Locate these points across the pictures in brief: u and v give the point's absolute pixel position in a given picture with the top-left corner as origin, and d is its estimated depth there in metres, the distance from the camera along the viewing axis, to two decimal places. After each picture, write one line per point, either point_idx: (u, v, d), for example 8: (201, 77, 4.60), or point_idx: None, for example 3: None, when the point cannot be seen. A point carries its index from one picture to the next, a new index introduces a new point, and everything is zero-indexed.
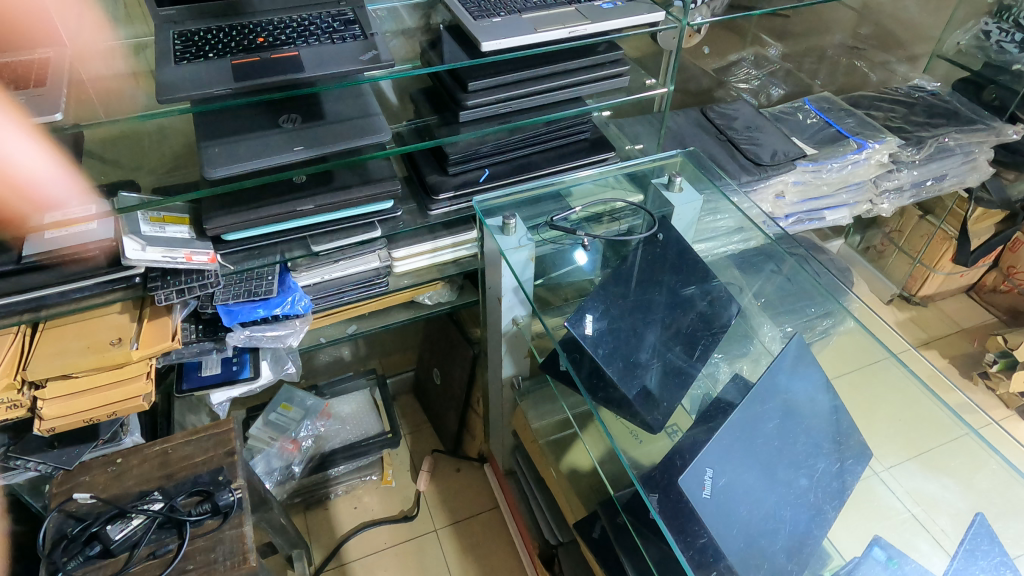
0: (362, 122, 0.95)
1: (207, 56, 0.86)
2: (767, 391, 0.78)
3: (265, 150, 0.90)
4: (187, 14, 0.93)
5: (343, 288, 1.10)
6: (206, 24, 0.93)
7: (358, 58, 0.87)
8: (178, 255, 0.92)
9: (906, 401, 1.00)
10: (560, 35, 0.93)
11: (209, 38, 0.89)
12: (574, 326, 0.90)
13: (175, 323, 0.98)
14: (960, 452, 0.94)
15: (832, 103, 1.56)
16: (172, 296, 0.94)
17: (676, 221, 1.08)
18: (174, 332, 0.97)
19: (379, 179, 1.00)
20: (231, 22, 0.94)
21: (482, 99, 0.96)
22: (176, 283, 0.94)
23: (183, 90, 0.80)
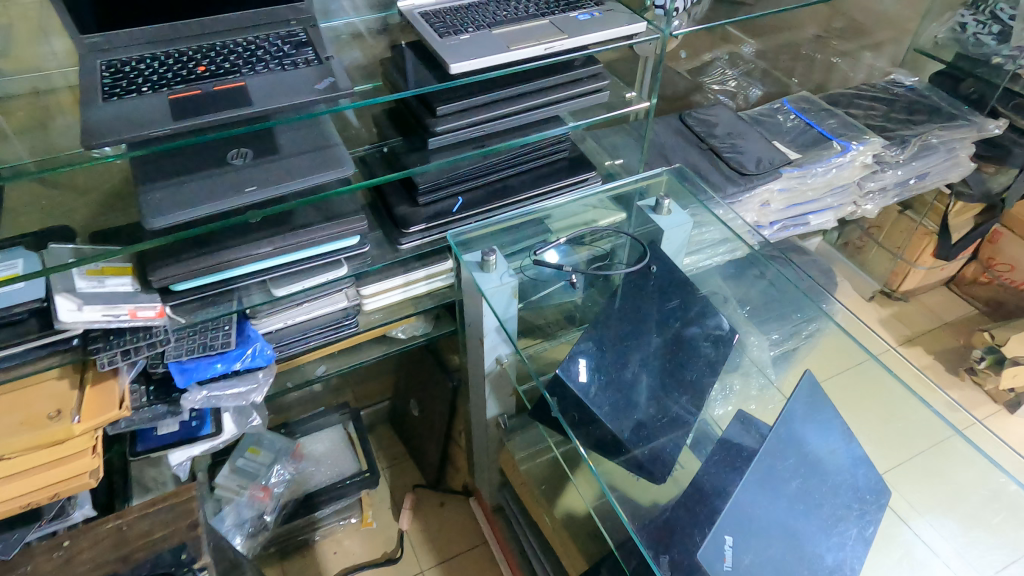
0: (322, 155, 0.86)
1: (140, 90, 0.76)
2: (783, 444, 0.72)
3: (214, 194, 0.80)
4: (114, 41, 0.82)
5: (309, 332, 1.01)
6: (138, 51, 0.82)
7: (314, 86, 0.78)
8: (121, 313, 0.82)
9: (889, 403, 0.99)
10: (535, 52, 0.85)
11: (141, 69, 0.79)
12: (567, 376, 0.84)
13: (123, 386, 0.88)
14: (946, 455, 0.93)
15: (811, 103, 1.51)
16: (118, 357, 0.84)
17: (665, 246, 1.02)
18: (123, 398, 0.87)
19: (344, 214, 0.92)
20: (166, 48, 0.83)
21: (453, 124, 0.87)
22: (121, 343, 0.84)
23: (112, 133, 0.70)
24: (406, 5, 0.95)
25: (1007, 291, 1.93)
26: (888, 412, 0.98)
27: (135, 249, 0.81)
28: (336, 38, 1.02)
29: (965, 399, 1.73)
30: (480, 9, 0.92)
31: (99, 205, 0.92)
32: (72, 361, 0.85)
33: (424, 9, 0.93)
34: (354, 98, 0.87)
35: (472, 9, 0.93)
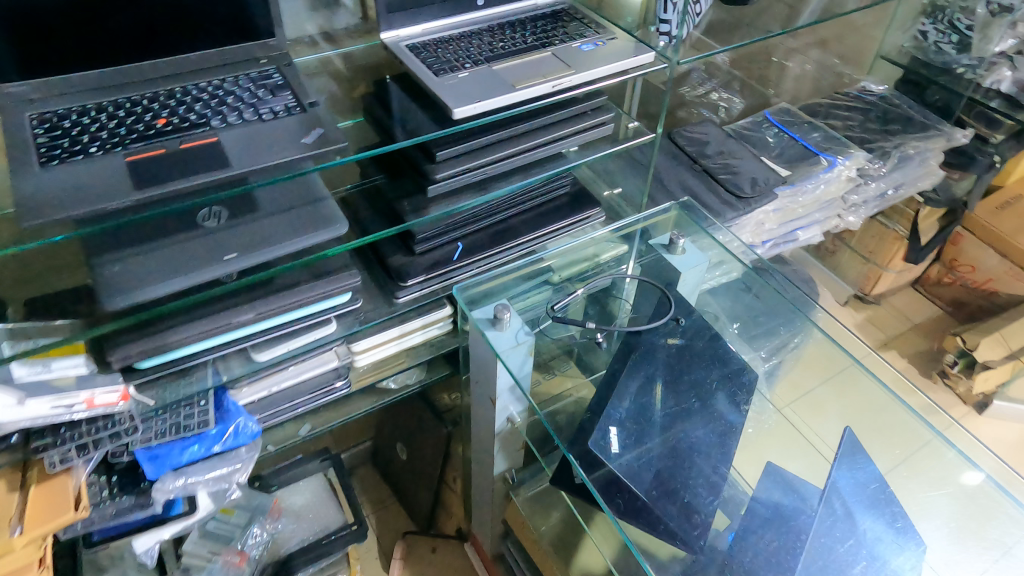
0: (310, 211, 0.77)
1: (89, 151, 0.66)
2: (844, 527, 0.76)
3: (185, 265, 0.70)
4: (48, 88, 0.71)
5: (298, 398, 0.92)
6: (82, 101, 0.72)
7: (299, 139, 0.69)
8: (76, 402, 0.71)
9: (873, 408, 0.96)
10: (543, 90, 0.77)
11: (88, 124, 0.69)
12: (600, 449, 0.75)
13: (78, 482, 0.76)
14: (933, 458, 0.89)
15: (793, 116, 1.49)
16: (71, 454, 0.74)
17: (682, 287, 0.98)
18: (78, 497, 0.75)
19: (335, 271, 0.84)
20: (116, 96, 0.73)
21: (454, 170, 0.79)
22: (75, 435, 0.75)
23: (60, 209, 0.60)
24: (390, 36, 0.85)
25: (969, 291, 1.97)
26: (874, 419, 0.95)
27: (96, 332, 0.71)
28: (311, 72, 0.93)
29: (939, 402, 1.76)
30: (476, 41, 0.85)
31: (32, 269, 0.80)
32: (12, 460, 0.74)
33: (413, 40, 0.84)
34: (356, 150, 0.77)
35: (465, 40, 0.85)
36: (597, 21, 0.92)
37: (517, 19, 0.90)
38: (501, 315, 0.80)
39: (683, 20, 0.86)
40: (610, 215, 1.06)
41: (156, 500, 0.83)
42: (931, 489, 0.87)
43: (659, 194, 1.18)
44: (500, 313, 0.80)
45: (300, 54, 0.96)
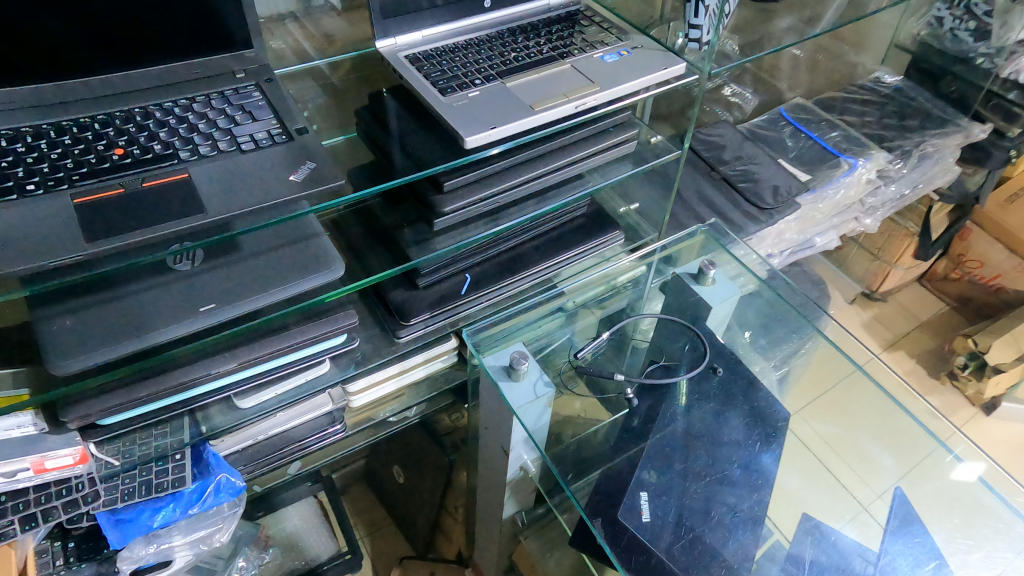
0: (302, 250, 0.67)
1: (25, 190, 0.55)
2: None
3: (149, 320, 0.61)
4: None
5: (285, 446, 0.83)
6: (17, 124, 0.61)
7: (288, 177, 0.59)
8: (21, 469, 0.63)
9: (875, 421, 0.91)
10: (566, 111, 0.68)
11: (24, 154, 0.58)
12: (629, 514, 0.71)
13: (22, 552, 0.69)
14: (939, 471, 0.85)
15: (810, 113, 1.42)
16: (13, 527, 0.65)
17: (710, 320, 0.89)
18: (20, 569, 0.68)
19: (327, 312, 0.76)
20: (62, 117, 0.63)
21: (462, 202, 0.71)
22: (21, 505, 0.66)
23: None
24: (386, 44, 0.75)
25: (976, 287, 1.91)
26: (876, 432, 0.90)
27: (51, 396, 0.62)
28: (300, 88, 0.85)
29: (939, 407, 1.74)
30: (484, 52, 0.75)
31: None
32: None
33: (412, 51, 0.74)
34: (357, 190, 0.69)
35: (472, 50, 0.75)
36: (617, 24, 0.82)
37: (527, 24, 0.81)
38: (518, 365, 0.70)
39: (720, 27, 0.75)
40: (628, 237, 0.99)
41: (122, 570, 0.76)
42: (941, 505, 0.82)
43: (675, 205, 1.10)
44: (516, 362, 0.70)
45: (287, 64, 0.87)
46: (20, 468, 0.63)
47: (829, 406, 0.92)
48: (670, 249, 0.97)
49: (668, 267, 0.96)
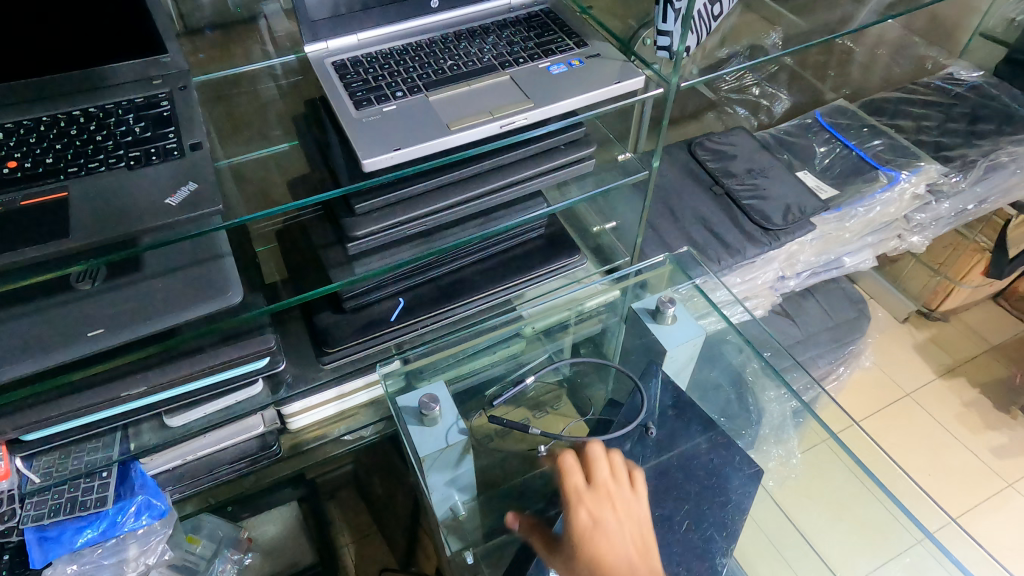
0: (202, 277, 0.66)
1: None
2: None
3: (39, 344, 0.59)
4: None
5: (213, 469, 0.82)
6: None
7: (164, 200, 0.57)
8: None
9: (858, 494, 0.83)
10: (488, 131, 0.61)
11: None
12: None
13: None
14: (921, 565, 0.76)
15: (851, 117, 1.28)
16: None
17: (669, 365, 0.80)
18: None
19: (245, 333, 0.73)
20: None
21: (377, 226, 0.65)
22: None
23: None
24: (316, 49, 0.69)
25: None
26: (859, 507, 0.82)
27: None
28: (252, 98, 0.82)
29: (988, 462, 1.42)
30: (420, 58, 0.68)
31: None
32: None
33: (341, 57, 0.69)
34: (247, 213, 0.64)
35: (409, 56, 0.69)
36: (581, 28, 0.73)
37: (479, 27, 0.73)
38: (427, 409, 0.69)
39: (686, 32, 0.65)
40: (598, 257, 0.92)
41: None
42: None
43: (668, 224, 1.02)
44: (426, 407, 0.69)
45: (243, 70, 0.84)
46: None
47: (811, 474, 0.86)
48: (638, 275, 0.88)
49: (642, 293, 0.86)
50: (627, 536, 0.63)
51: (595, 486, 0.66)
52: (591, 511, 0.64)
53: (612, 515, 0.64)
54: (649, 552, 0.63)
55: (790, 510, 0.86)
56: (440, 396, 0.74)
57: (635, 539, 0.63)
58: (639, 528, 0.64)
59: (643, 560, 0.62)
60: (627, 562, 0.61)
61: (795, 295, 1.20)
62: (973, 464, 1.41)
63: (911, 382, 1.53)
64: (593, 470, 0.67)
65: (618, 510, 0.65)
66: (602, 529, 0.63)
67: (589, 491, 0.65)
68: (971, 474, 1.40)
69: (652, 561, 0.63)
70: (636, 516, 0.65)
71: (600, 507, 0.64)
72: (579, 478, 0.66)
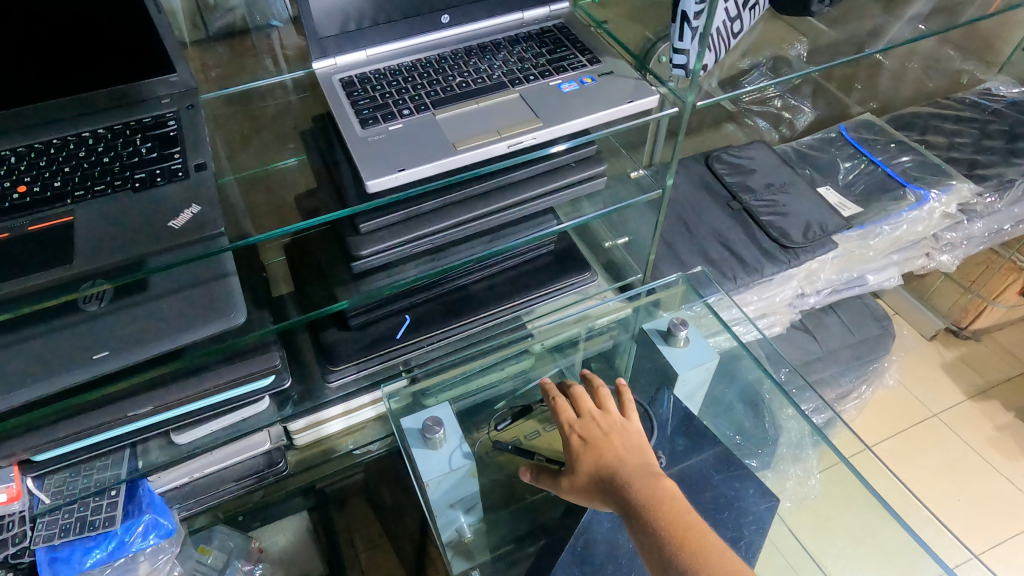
0: (208, 297, 0.66)
1: None
2: None
3: (46, 367, 0.60)
4: None
5: (221, 485, 0.83)
6: None
7: (168, 223, 0.57)
8: None
9: (872, 524, 0.77)
10: (494, 152, 0.60)
11: None
12: None
13: None
14: None
15: (877, 132, 1.25)
16: None
17: (682, 387, 0.79)
18: None
19: (251, 352, 0.72)
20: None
21: (381, 244, 0.65)
22: None
23: None
24: (324, 65, 0.69)
25: None
26: (873, 536, 0.77)
27: None
28: (264, 113, 0.82)
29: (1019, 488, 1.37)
30: (429, 75, 0.67)
31: None
32: None
33: (350, 73, 0.68)
34: (255, 236, 0.63)
35: (418, 73, 0.68)
36: (592, 44, 0.72)
37: (489, 43, 0.72)
38: (431, 434, 0.68)
39: (702, 50, 0.65)
40: (610, 275, 0.89)
41: None
42: None
43: (684, 240, 1.01)
44: (429, 432, 0.68)
45: (256, 84, 0.85)
46: None
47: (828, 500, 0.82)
48: (651, 295, 0.86)
49: (655, 312, 0.85)
50: (621, 446, 0.64)
51: (584, 414, 0.67)
52: (582, 434, 0.65)
53: (604, 432, 0.65)
54: (646, 457, 0.64)
55: (806, 535, 0.83)
56: (443, 419, 0.72)
57: (628, 448, 0.64)
58: (633, 437, 0.65)
59: (639, 462, 0.63)
60: (623, 469, 0.62)
61: (817, 313, 1.17)
62: (1008, 496, 1.36)
63: (938, 403, 1.48)
64: (580, 400, 0.69)
65: (609, 426, 0.66)
66: (595, 446, 0.64)
67: (578, 420, 0.67)
68: (1005, 504, 1.35)
69: (651, 463, 0.63)
70: (629, 428, 0.66)
71: (591, 428, 0.66)
72: (567, 411, 0.67)
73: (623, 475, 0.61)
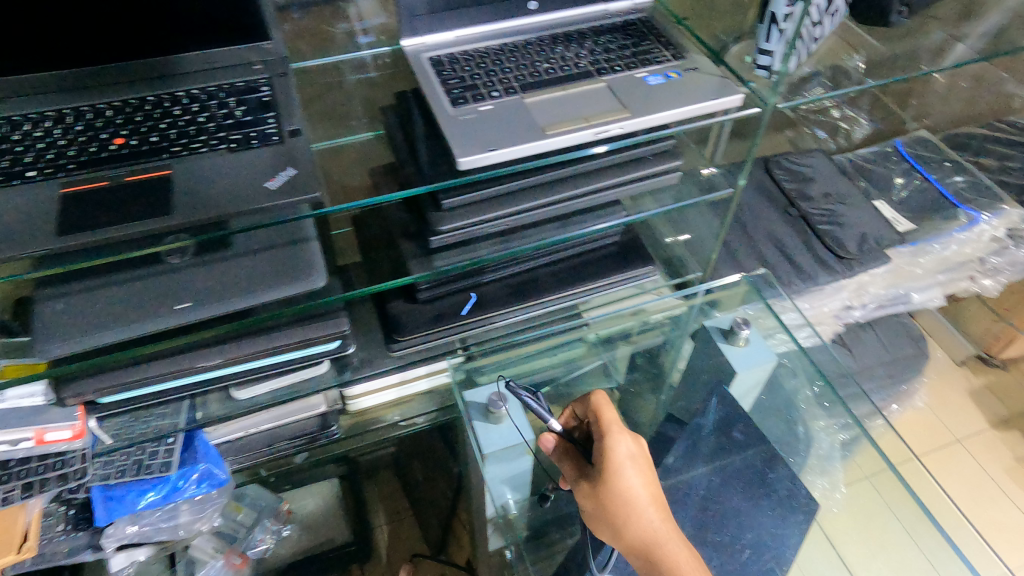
0: (286, 258, 0.68)
1: (27, 176, 0.57)
2: None
3: (128, 314, 0.62)
4: (10, 91, 0.62)
5: (274, 444, 0.86)
6: (39, 107, 0.63)
7: (264, 183, 0.59)
8: (23, 438, 0.65)
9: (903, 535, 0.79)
10: (583, 138, 0.61)
11: (38, 140, 0.60)
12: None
13: (31, 515, 0.71)
14: None
15: (933, 150, 1.24)
16: (15, 493, 0.67)
17: (738, 387, 0.83)
18: (26, 535, 0.70)
19: (319, 316, 0.75)
20: (68, 103, 0.64)
21: (461, 222, 0.66)
22: (22, 473, 0.68)
23: None
24: (413, 43, 0.70)
25: None
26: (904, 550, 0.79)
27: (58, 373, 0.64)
28: (340, 86, 0.84)
29: None
30: (516, 59, 0.68)
31: None
32: None
33: (438, 53, 0.69)
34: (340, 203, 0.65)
35: (506, 56, 0.69)
36: (677, 40, 0.73)
37: (574, 32, 0.73)
38: (495, 407, 0.77)
39: (791, 51, 0.63)
40: (668, 270, 0.91)
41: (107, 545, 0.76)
42: None
43: (737, 245, 1.02)
44: (494, 405, 0.77)
45: (336, 56, 0.86)
46: (23, 437, 0.65)
47: (861, 515, 0.83)
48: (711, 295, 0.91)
49: (711, 311, 0.90)
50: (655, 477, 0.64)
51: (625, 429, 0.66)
52: (631, 447, 0.64)
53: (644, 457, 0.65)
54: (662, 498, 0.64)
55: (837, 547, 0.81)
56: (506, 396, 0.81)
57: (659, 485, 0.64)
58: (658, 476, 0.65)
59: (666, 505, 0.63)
60: (656, 499, 0.62)
61: (855, 326, 1.15)
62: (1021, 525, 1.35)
63: (963, 429, 1.48)
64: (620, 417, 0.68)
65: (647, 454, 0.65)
66: (641, 467, 0.63)
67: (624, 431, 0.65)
68: (1018, 532, 1.34)
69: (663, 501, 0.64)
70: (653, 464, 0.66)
71: (637, 447, 0.64)
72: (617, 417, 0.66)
73: (660, 508, 0.61)
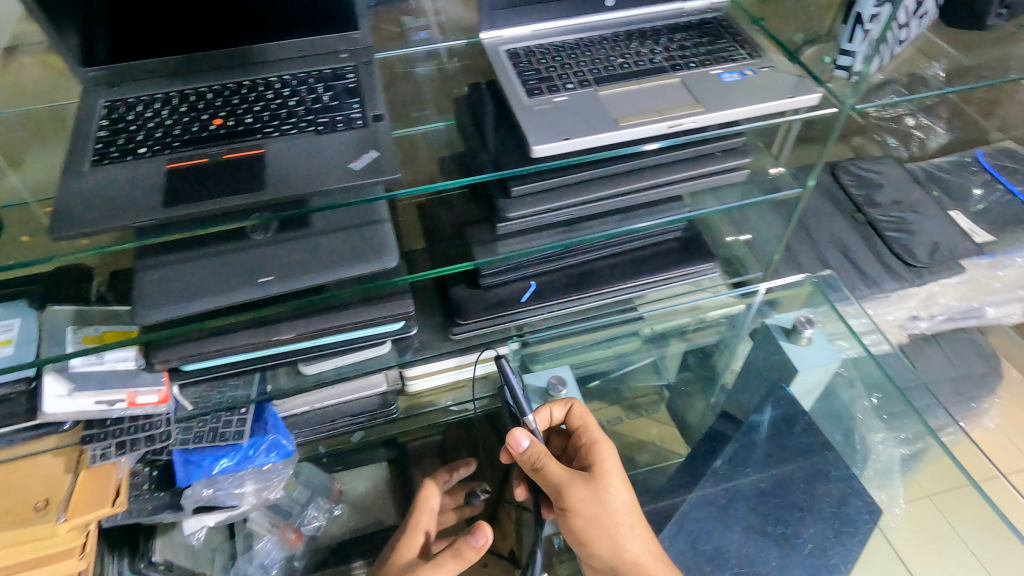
0: (361, 237, 0.71)
1: (137, 152, 0.61)
2: None
3: (217, 285, 0.66)
4: (122, 75, 0.67)
5: (336, 421, 0.90)
6: (147, 89, 0.67)
7: (348, 164, 0.62)
8: (118, 399, 0.69)
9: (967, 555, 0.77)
10: (655, 130, 0.62)
11: (146, 119, 0.65)
12: None
13: (122, 472, 0.74)
14: None
15: (1016, 161, 1.20)
16: (111, 450, 0.71)
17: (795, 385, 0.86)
18: (118, 489, 0.73)
19: (387, 295, 0.77)
20: (173, 87, 0.68)
21: (529, 210, 0.68)
22: (115, 431, 0.71)
23: (80, 223, 0.55)
24: (492, 36, 0.72)
25: None
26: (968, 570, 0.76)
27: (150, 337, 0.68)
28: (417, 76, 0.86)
29: None
30: (591, 53, 0.70)
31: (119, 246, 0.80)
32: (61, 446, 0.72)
33: (516, 45, 0.71)
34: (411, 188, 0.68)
35: (581, 50, 0.70)
36: (754, 38, 0.73)
37: (649, 28, 0.74)
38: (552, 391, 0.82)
39: (877, 49, 0.62)
40: (728, 269, 0.89)
41: (185, 506, 0.80)
42: None
43: (801, 249, 1.01)
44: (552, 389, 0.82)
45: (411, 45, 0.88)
46: (117, 399, 0.69)
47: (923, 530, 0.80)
48: (770, 295, 0.92)
49: (771, 312, 0.91)
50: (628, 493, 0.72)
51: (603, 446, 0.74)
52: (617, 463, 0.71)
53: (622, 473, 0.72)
54: None
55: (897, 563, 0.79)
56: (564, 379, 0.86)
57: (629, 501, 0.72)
58: None
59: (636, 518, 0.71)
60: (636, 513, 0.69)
61: (919, 338, 1.10)
62: None
63: None
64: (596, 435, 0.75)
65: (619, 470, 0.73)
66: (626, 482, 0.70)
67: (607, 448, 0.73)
68: None
69: None
70: None
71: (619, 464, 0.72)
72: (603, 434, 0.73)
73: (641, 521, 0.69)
